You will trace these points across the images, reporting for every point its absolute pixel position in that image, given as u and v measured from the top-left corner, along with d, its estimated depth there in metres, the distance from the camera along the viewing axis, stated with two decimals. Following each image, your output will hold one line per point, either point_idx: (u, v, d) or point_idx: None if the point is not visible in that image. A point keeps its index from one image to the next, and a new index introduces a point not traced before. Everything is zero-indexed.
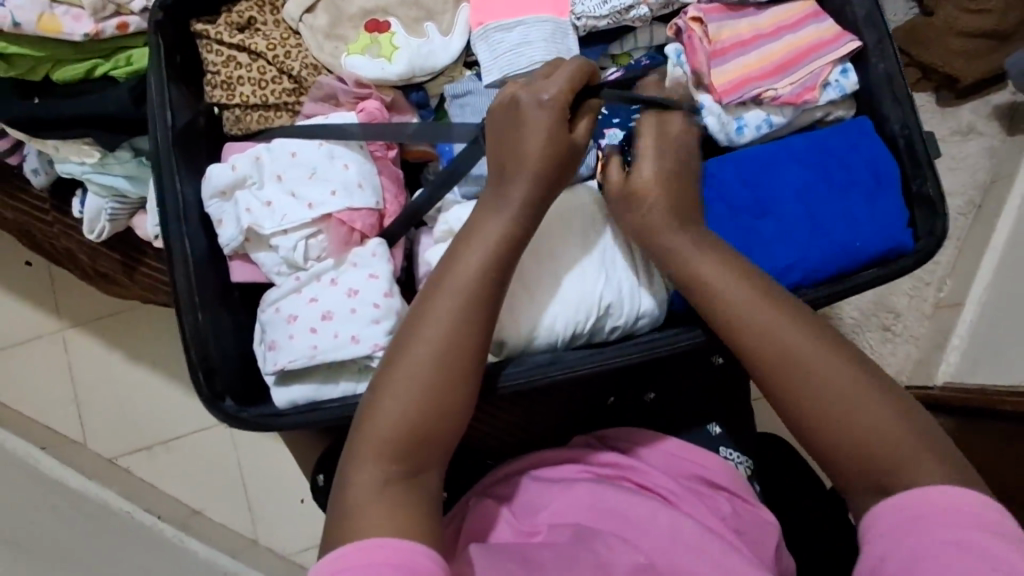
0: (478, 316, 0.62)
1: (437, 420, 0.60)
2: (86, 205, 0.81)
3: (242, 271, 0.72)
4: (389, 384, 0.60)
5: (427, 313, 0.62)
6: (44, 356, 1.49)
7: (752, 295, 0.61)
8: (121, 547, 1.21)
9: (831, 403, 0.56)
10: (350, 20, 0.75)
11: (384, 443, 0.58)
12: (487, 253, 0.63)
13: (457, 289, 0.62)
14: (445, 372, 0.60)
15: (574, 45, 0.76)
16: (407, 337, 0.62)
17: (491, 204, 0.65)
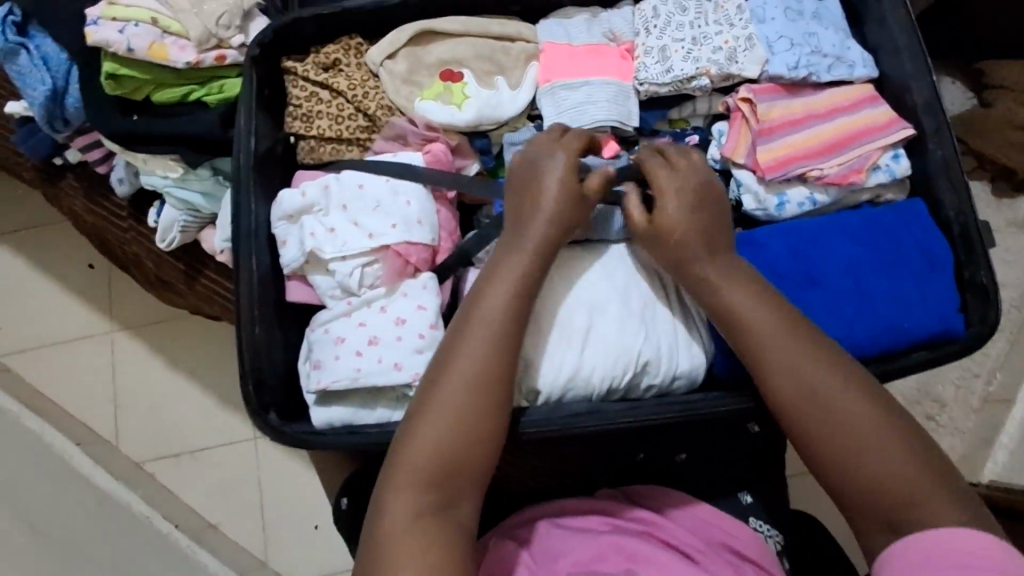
0: (507, 350, 0.64)
1: (471, 449, 0.61)
2: (161, 215, 0.87)
3: (296, 291, 0.75)
4: (424, 415, 0.61)
5: (460, 347, 0.63)
6: (91, 355, 1.55)
7: (783, 359, 0.61)
8: (137, 551, 1.23)
9: (864, 465, 0.57)
10: (425, 67, 0.80)
11: (419, 474, 0.60)
12: (513, 289, 0.65)
13: (489, 325, 0.64)
14: (477, 404, 0.62)
15: (635, 109, 0.79)
16: (440, 369, 0.63)
17: (516, 243, 0.67)
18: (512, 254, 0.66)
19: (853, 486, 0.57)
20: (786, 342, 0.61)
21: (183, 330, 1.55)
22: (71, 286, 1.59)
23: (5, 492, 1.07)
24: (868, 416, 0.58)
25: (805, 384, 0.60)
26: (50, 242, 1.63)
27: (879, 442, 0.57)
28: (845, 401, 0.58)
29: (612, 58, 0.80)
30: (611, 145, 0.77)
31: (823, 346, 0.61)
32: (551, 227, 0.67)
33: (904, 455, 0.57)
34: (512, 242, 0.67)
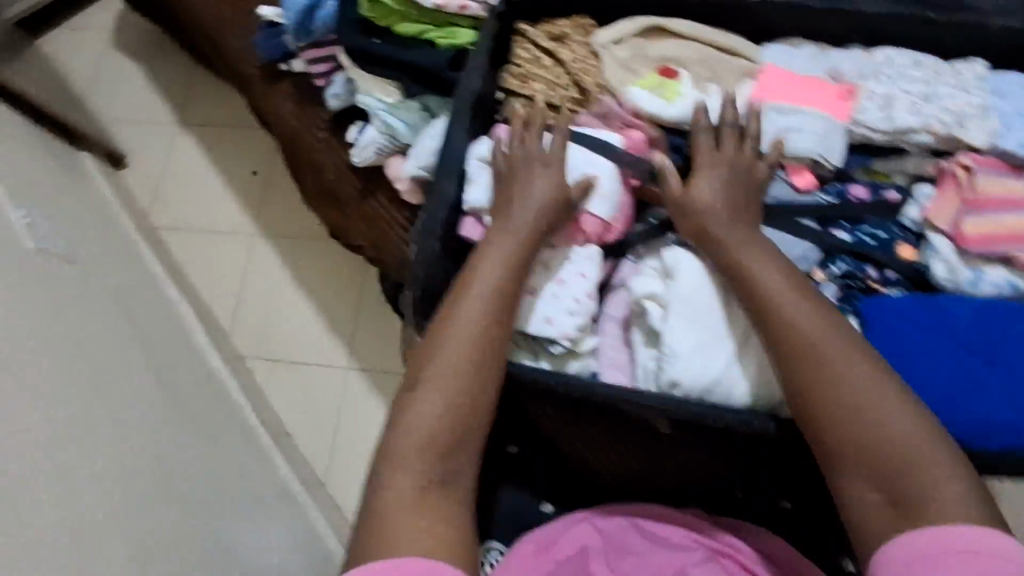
0: (495, 325, 0.68)
1: (467, 421, 0.64)
2: (364, 135, 0.94)
3: (471, 227, 0.80)
4: (419, 396, 0.64)
5: (444, 337, 0.66)
6: (231, 249, 1.70)
7: (806, 402, 0.62)
8: (224, 433, 1.33)
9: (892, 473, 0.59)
10: (644, 59, 0.82)
11: (416, 451, 0.62)
12: (494, 284, 0.69)
13: (468, 313, 0.67)
14: (467, 384, 0.65)
15: (840, 148, 0.78)
16: (424, 356, 0.66)
17: (486, 248, 0.71)
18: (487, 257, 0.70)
19: (886, 493, 0.59)
20: (827, 361, 0.63)
21: (314, 252, 1.67)
22: (233, 186, 1.76)
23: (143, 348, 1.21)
24: (889, 414, 0.61)
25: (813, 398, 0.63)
26: (227, 143, 1.80)
27: (907, 449, 0.59)
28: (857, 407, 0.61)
29: (828, 93, 0.79)
30: (806, 176, 0.79)
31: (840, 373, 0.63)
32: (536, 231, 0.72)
33: (933, 452, 0.59)
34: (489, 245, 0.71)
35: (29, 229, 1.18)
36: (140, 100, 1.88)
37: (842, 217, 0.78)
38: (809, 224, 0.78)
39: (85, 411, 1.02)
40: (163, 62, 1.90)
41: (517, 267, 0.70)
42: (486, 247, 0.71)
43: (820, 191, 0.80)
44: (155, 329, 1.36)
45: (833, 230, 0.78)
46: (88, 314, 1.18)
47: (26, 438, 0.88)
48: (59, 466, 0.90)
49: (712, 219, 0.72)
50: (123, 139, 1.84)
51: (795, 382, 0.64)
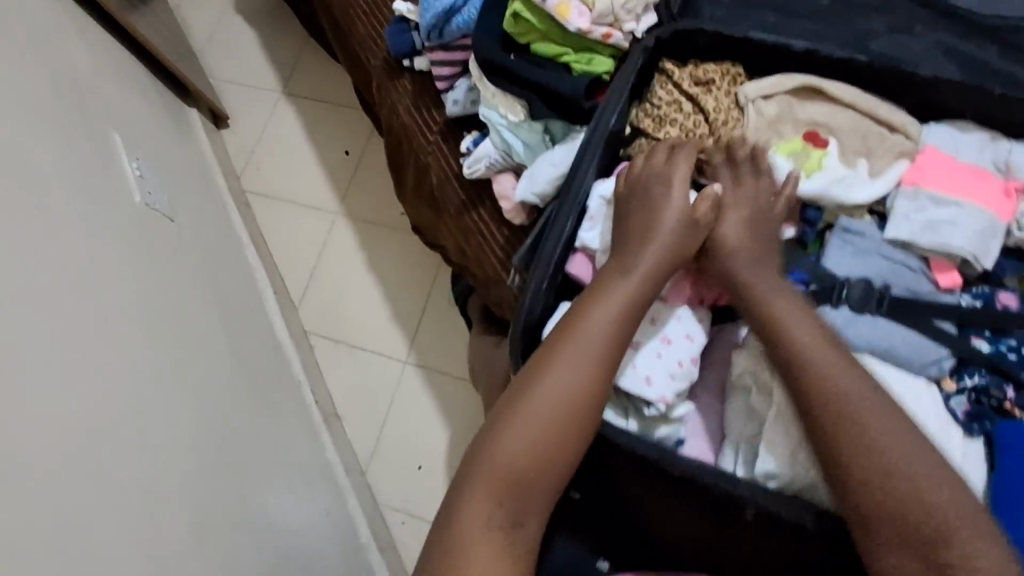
0: (595, 372, 0.66)
1: (548, 465, 0.64)
2: (479, 146, 0.92)
3: (578, 265, 0.79)
4: (510, 425, 0.64)
5: (546, 379, 0.65)
6: (313, 224, 1.72)
7: (879, 493, 0.57)
8: (280, 409, 1.35)
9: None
10: (790, 120, 0.77)
11: (495, 488, 0.62)
12: (604, 334, 0.67)
13: (573, 360, 0.66)
14: (557, 433, 0.64)
15: (995, 250, 0.71)
16: (521, 392, 0.66)
17: (602, 294, 0.69)
18: (602, 302, 0.68)
19: None
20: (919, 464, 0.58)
21: (392, 242, 1.67)
22: (325, 163, 1.78)
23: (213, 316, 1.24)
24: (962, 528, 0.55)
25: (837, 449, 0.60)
26: (326, 119, 1.83)
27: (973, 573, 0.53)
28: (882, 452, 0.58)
29: (992, 189, 0.73)
30: (951, 275, 0.72)
31: (932, 474, 0.57)
32: (653, 277, 0.69)
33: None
34: (608, 289, 0.69)
35: (139, 184, 1.22)
36: (252, 64, 1.92)
37: (988, 326, 0.71)
38: (946, 325, 0.71)
39: (167, 371, 1.05)
40: (280, 30, 1.95)
41: (630, 319, 0.68)
42: (604, 293, 0.69)
43: (964, 291, 0.73)
44: (233, 294, 1.39)
45: (971, 337, 0.71)
46: (180, 274, 1.22)
47: (106, 393, 0.91)
48: (137, 423, 0.93)
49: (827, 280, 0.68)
50: (229, 100, 1.89)
51: (860, 462, 0.59)
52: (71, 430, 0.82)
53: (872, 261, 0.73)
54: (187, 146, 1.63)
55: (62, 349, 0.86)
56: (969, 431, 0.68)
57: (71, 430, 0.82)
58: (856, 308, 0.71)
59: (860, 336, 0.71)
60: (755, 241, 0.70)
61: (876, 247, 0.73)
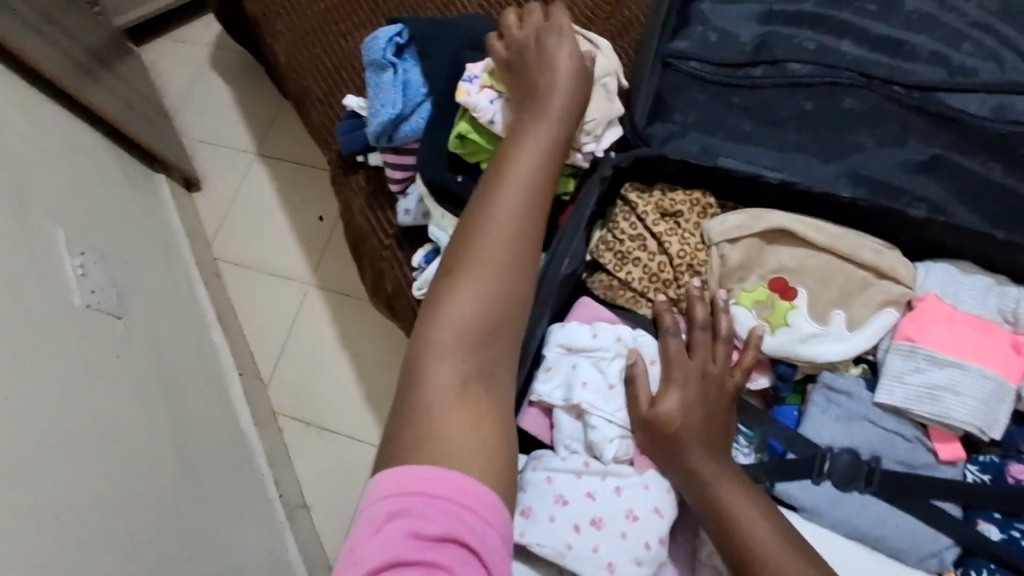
0: (523, 230, 0.65)
1: (490, 323, 0.61)
2: (430, 265, 0.85)
3: (531, 419, 0.70)
4: (448, 294, 0.61)
5: (479, 240, 0.63)
6: (284, 295, 1.65)
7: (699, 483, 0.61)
8: (240, 510, 1.26)
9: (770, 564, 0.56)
10: (757, 268, 0.69)
11: (451, 341, 0.60)
12: (529, 192, 0.66)
13: (500, 214, 0.65)
14: (505, 288, 0.62)
15: (1003, 420, 0.62)
16: (456, 264, 0.63)
17: (510, 159, 0.68)
18: (519, 159, 0.68)
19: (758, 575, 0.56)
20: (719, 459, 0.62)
21: (366, 317, 1.60)
22: (298, 230, 1.71)
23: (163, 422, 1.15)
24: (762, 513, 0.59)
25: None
26: (300, 183, 1.76)
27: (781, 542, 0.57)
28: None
29: (998, 347, 0.63)
30: (953, 447, 0.63)
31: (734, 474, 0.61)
32: (559, 134, 0.69)
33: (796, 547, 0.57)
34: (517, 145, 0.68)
35: (82, 283, 1.14)
36: (225, 124, 1.86)
37: (997, 507, 0.61)
38: (948, 505, 0.62)
39: (101, 502, 0.96)
40: (254, 89, 1.88)
41: (552, 169, 0.68)
42: (516, 152, 0.68)
43: (968, 460, 0.64)
44: (189, 387, 1.31)
45: (978, 519, 0.62)
46: (128, 378, 1.14)
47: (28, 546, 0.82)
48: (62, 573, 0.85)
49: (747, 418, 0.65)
50: (201, 162, 1.82)
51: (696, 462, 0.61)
52: None
53: (860, 429, 0.64)
54: (151, 219, 1.56)
55: None
56: None
57: None
58: (839, 485, 0.62)
59: (848, 518, 0.62)
60: (700, 426, 0.63)
61: (864, 411, 0.64)
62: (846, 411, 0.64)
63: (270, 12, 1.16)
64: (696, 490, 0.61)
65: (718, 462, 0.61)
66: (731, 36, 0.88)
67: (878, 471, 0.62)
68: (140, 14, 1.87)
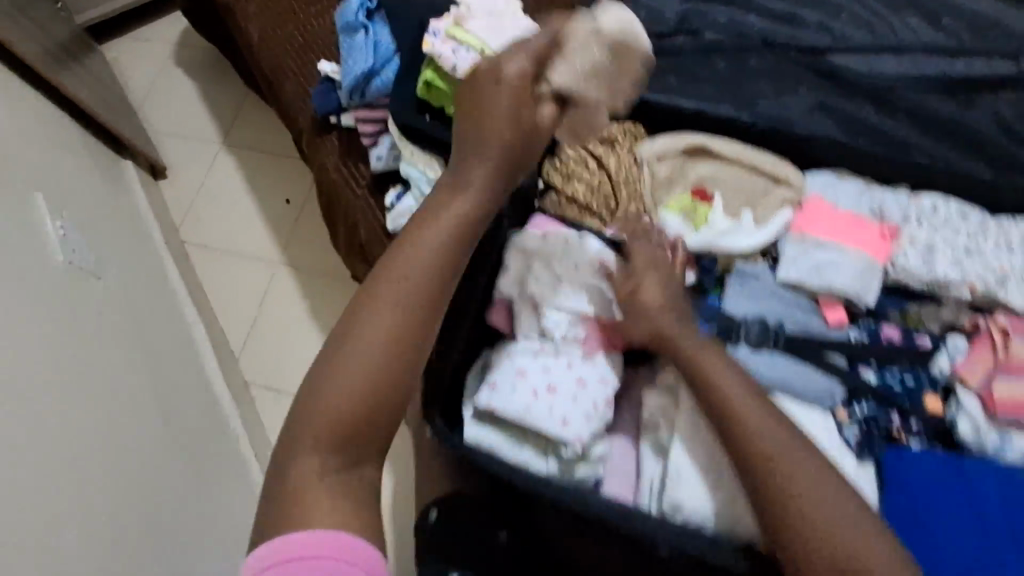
0: (419, 304, 0.63)
1: (377, 402, 0.60)
2: (402, 201, 0.96)
3: (497, 314, 0.82)
4: (338, 369, 0.60)
5: (380, 303, 0.62)
6: (254, 275, 1.71)
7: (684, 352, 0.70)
8: (217, 464, 1.32)
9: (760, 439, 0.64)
10: (680, 180, 0.84)
11: (332, 425, 0.58)
12: (437, 255, 0.66)
13: (404, 281, 0.64)
14: (394, 364, 0.61)
15: (874, 290, 0.77)
16: (349, 335, 0.61)
17: (433, 215, 0.68)
18: (431, 227, 0.67)
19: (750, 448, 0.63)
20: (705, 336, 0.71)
21: (335, 292, 1.67)
22: (265, 214, 1.79)
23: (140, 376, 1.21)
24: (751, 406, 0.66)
25: (770, 496, 0.61)
26: (267, 170, 1.84)
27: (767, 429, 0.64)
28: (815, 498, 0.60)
29: (870, 233, 0.79)
30: (837, 312, 0.78)
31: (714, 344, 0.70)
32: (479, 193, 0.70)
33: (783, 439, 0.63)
34: (432, 212, 0.69)
35: (63, 244, 1.21)
36: (191, 117, 1.92)
37: (872, 356, 0.76)
38: (837, 358, 0.76)
39: (83, 440, 1.00)
40: (219, 84, 1.96)
41: (460, 239, 0.68)
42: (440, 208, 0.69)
43: (851, 326, 0.79)
44: (165, 350, 1.36)
45: (859, 367, 0.76)
46: (104, 336, 1.18)
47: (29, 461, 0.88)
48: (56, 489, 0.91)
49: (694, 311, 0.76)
50: (168, 152, 1.88)
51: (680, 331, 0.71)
52: None
53: (765, 302, 0.78)
54: (121, 201, 1.61)
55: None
56: (860, 457, 0.72)
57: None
58: (752, 347, 0.76)
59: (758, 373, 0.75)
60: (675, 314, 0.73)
61: (768, 288, 0.79)
62: (757, 289, 0.79)
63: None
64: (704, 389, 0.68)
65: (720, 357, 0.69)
66: (655, 10, 1.04)
67: (779, 335, 0.76)
68: (105, 13, 1.93)
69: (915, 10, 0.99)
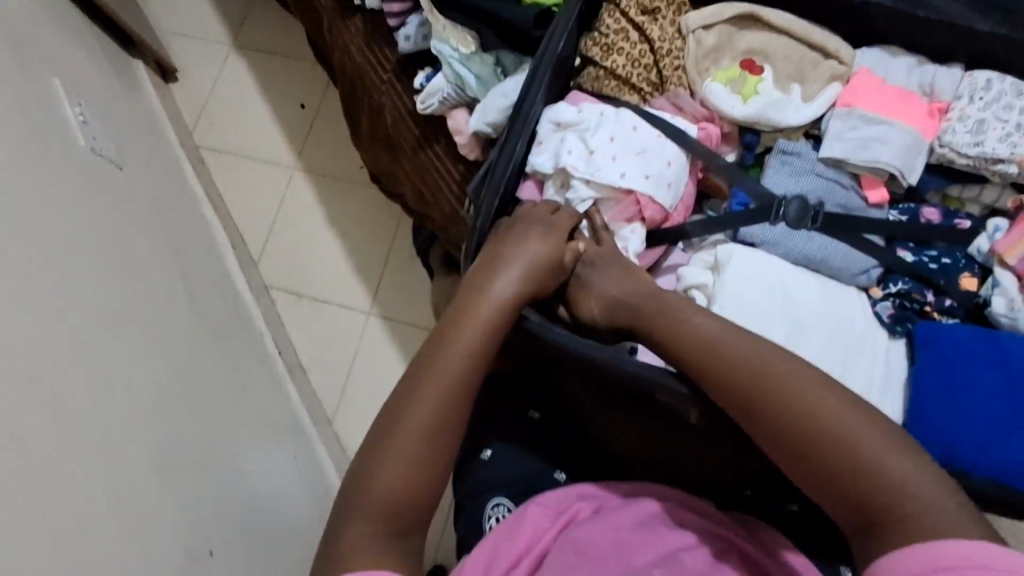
0: (465, 386, 0.67)
1: (425, 476, 0.64)
2: (432, 81, 0.93)
3: (528, 190, 0.82)
4: (387, 454, 0.64)
5: (415, 394, 0.66)
6: (271, 179, 1.70)
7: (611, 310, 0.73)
8: (244, 356, 1.35)
9: (751, 361, 0.62)
10: (729, 51, 0.81)
11: (385, 506, 0.62)
12: (471, 347, 0.68)
13: (448, 361, 0.67)
14: (427, 454, 0.64)
15: (920, 167, 0.76)
16: (396, 423, 0.65)
17: (466, 313, 0.70)
18: (473, 309, 0.70)
19: (744, 364, 0.62)
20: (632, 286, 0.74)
21: (352, 198, 1.66)
22: (279, 117, 1.75)
23: (167, 264, 1.23)
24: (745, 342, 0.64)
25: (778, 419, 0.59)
26: (280, 72, 1.79)
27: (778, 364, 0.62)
28: (849, 443, 0.56)
29: (919, 110, 0.77)
30: (879, 191, 0.77)
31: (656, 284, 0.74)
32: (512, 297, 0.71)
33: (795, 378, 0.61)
34: (466, 304, 0.71)
35: (84, 128, 1.19)
36: (200, 16, 1.85)
37: (910, 237, 0.76)
38: (874, 237, 0.76)
39: (121, 317, 1.02)
40: None
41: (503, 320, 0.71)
42: (472, 306, 0.70)
43: (892, 207, 0.78)
44: (188, 246, 1.37)
45: (897, 247, 0.76)
46: (131, 225, 1.19)
47: (74, 326, 0.91)
48: (104, 355, 0.94)
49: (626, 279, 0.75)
50: (177, 52, 1.82)
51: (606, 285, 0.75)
52: (36, 357, 0.81)
53: (806, 180, 0.77)
54: (134, 99, 1.58)
55: (22, 280, 0.85)
56: (892, 334, 0.74)
57: (43, 361, 0.82)
58: (791, 225, 0.76)
59: (794, 248, 0.76)
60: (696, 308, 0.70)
61: (811, 167, 0.77)
62: (798, 169, 0.77)
63: None
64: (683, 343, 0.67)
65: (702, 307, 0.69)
66: None
67: (814, 214, 0.76)
68: None
69: None
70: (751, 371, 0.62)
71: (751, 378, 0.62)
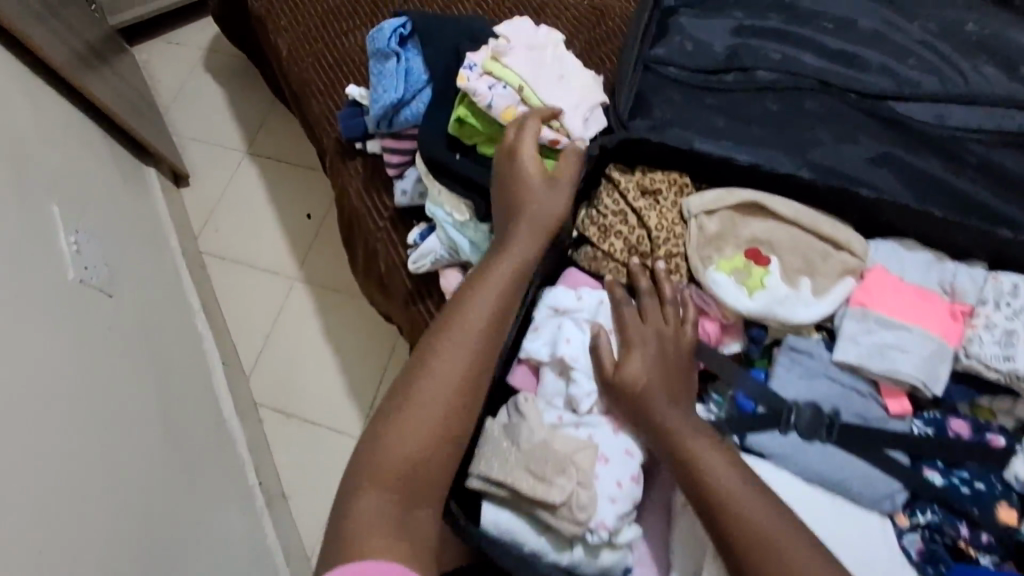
0: (476, 352, 0.68)
1: (439, 440, 0.64)
2: (425, 241, 0.89)
3: (519, 377, 0.76)
4: (404, 415, 0.64)
5: (430, 361, 0.67)
6: (269, 290, 1.67)
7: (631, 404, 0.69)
8: (222, 490, 1.27)
9: (752, 524, 0.60)
10: (733, 238, 0.76)
11: (398, 469, 0.62)
12: (485, 310, 0.70)
13: (460, 324, 0.69)
14: (444, 415, 0.65)
15: (944, 375, 0.69)
16: (410, 387, 0.66)
17: (480, 281, 0.72)
18: (487, 275, 0.72)
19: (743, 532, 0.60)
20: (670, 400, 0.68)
21: (351, 313, 1.62)
22: (284, 226, 1.75)
23: (150, 398, 1.17)
24: (744, 495, 0.62)
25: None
26: (288, 182, 1.80)
27: (770, 523, 0.60)
28: None
29: (940, 312, 0.71)
30: (901, 401, 0.70)
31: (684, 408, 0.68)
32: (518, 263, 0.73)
33: (787, 538, 0.59)
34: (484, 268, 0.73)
35: (77, 257, 1.16)
36: (217, 123, 1.89)
37: (939, 456, 0.68)
38: (898, 454, 0.68)
39: (89, 469, 0.95)
40: (245, 90, 1.93)
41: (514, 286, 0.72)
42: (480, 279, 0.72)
43: (915, 416, 0.71)
44: (176, 370, 1.32)
45: (924, 466, 0.68)
46: (116, 357, 1.14)
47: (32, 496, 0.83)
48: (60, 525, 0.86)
49: (656, 366, 0.70)
50: (191, 158, 1.85)
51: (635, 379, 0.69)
52: None
53: (820, 384, 0.70)
54: (141, 209, 1.58)
55: None
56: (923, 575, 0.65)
57: None
58: (804, 435, 0.69)
59: (810, 466, 0.68)
60: (660, 380, 0.69)
61: (824, 369, 0.71)
62: (811, 370, 0.71)
63: (273, 9, 1.20)
64: (694, 483, 0.63)
65: (683, 412, 0.68)
66: (704, 48, 0.97)
67: (829, 425, 0.69)
68: (140, 14, 1.91)
69: (991, 58, 0.92)
70: (749, 536, 0.59)
71: (755, 537, 0.59)
